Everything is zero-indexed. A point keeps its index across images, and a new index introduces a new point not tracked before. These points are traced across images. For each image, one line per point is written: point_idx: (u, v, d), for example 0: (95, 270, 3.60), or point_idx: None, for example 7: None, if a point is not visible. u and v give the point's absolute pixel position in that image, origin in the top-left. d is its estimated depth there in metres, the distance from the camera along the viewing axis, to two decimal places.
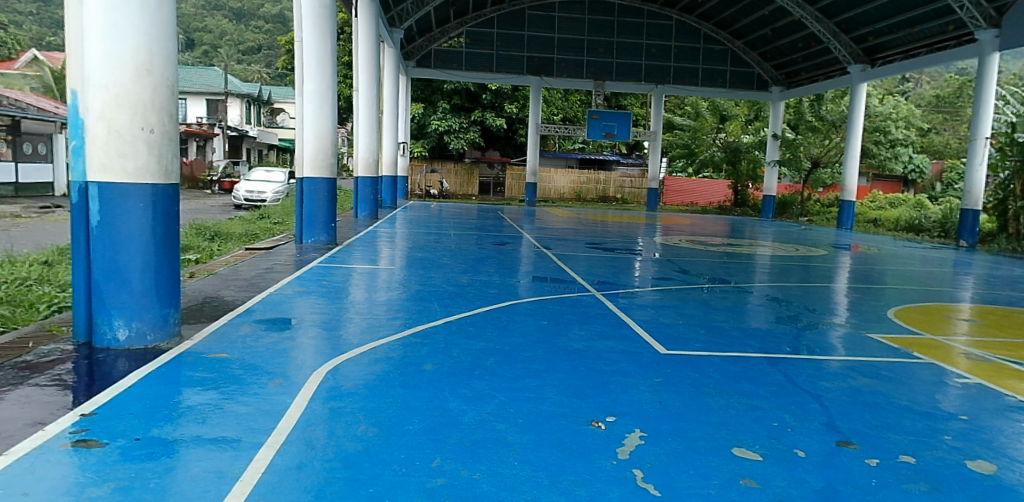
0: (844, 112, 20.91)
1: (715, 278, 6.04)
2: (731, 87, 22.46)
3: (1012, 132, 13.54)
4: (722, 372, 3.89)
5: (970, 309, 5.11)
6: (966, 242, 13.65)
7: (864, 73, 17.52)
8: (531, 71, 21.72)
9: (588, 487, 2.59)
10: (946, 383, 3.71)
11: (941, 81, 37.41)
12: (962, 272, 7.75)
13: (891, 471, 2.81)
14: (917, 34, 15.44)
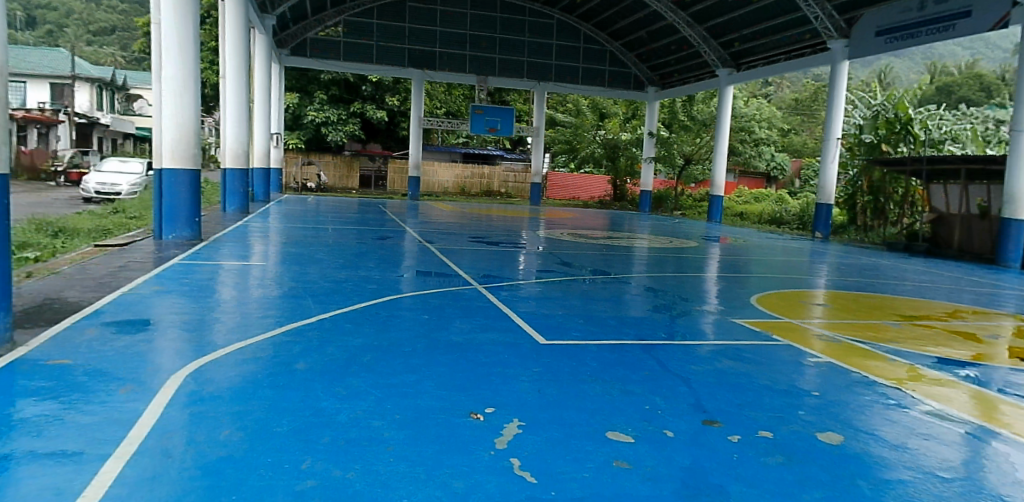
0: (712, 113, 22.51)
1: (597, 270, 6.18)
2: (611, 87, 23.25)
3: (860, 134, 15.33)
4: (598, 359, 4.00)
5: (823, 294, 5.60)
6: (821, 233, 14.90)
7: (731, 77, 18.81)
8: (412, 63, 21.39)
9: (464, 478, 2.58)
10: (802, 363, 4.02)
11: (797, 87, 41.21)
12: (816, 261, 8.48)
13: (750, 446, 3.10)
14: (778, 41, 16.79)
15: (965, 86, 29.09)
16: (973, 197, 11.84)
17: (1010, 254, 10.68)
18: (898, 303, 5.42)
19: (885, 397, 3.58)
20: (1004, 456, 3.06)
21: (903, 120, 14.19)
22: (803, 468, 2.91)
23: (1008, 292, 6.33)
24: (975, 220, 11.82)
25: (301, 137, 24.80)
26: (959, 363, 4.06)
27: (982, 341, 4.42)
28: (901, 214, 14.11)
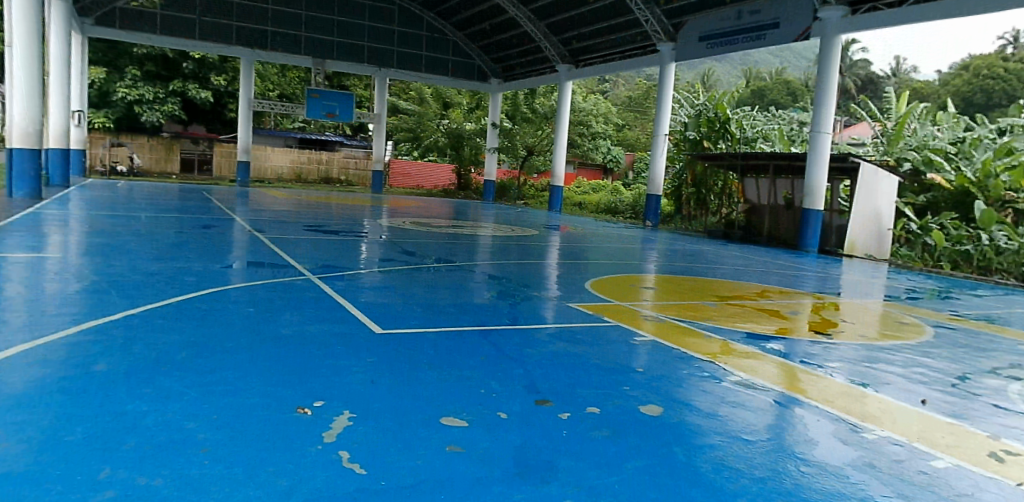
0: (552, 106, 24.21)
1: (440, 259, 6.12)
2: (454, 77, 23.55)
3: (685, 130, 16.57)
4: (435, 346, 3.94)
5: (652, 278, 5.94)
6: (650, 222, 16.12)
7: (570, 72, 19.75)
8: (241, 42, 20.36)
9: (289, 475, 2.40)
10: (630, 342, 4.23)
11: (631, 85, 44.20)
12: (648, 248, 9.03)
13: (579, 423, 3.19)
14: (613, 41, 17.72)
15: (775, 91, 32.63)
16: (780, 189, 13.34)
17: (808, 240, 12.12)
18: (716, 285, 5.87)
19: (701, 372, 3.88)
20: (798, 420, 3.46)
21: (722, 119, 15.57)
22: (628, 440, 3.07)
23: (806, 274, 7.15)
24: (781, 210, 13.29)
25: (108, 117, 23.18)
26: (766, 337, 4.49)
27: (783, 317, 4.93)
28: (720, 205, 15.38)
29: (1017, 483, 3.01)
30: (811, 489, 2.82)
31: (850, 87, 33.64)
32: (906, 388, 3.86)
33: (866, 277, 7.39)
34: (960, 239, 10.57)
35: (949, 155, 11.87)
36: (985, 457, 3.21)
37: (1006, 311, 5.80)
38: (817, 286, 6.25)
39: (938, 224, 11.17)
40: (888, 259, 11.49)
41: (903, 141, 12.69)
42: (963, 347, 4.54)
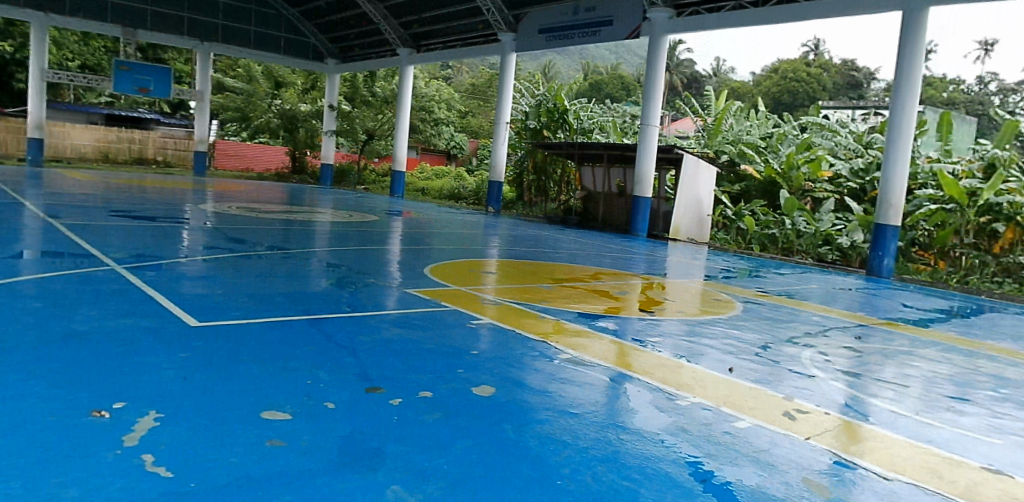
0: (394, 90, 23.86)
1: (272, 247, 5.81)
2: (286, 54, 22.48)
3: (526, 119, 17.45)
4: (259, 338, 3.70)
5: (492, 262, 6.04)
6: (493, 209, 16.71)
7: (411, 57, 19.51)
8: (31, 3, 18.29)
9: (79, 485, 2.13)
10: (465, 325, 4.26)
11: (474, 73, 44.76)
12: (489, 233, 9.22)
13: (410, 407, 3.13)
14: (454, 28, 17.94)
15: (610, 84, 34.20)
16: (613, 178, 14.29)
17: (638, 224, 12.93)
18: (552, 267, 6.10)
19: (533, 351, 3.98)
20: (622, 391, 3.64)
21: (560, 110, 16.47)
22: (459, 421, 3.07)
23: (637, 256, 7.62)
24: (614, 197, 14.30)
25: None
26: (597, 316, 4.71)
27: (613, 296, 5.20)
28: (560, 191, 16.49)
29: (805, 438, 3.40)
30: (630, 455, 2.98)
31: (676, 84, 36.24)
32: (719, 358, 4.22)
33: (688, 259, 8.02)
34: (767, 224, 11.83)
35: (760, 149, 13.28)
36: (780, 416, 3.59)
37: (803, 287, 6.55)
38: (646, 267, 6.68)
39: (750, 211, 12.46)
40: (708, 241, 12.71)
41: (721, 135, 13.82)
42: (767, 319, 5.06)
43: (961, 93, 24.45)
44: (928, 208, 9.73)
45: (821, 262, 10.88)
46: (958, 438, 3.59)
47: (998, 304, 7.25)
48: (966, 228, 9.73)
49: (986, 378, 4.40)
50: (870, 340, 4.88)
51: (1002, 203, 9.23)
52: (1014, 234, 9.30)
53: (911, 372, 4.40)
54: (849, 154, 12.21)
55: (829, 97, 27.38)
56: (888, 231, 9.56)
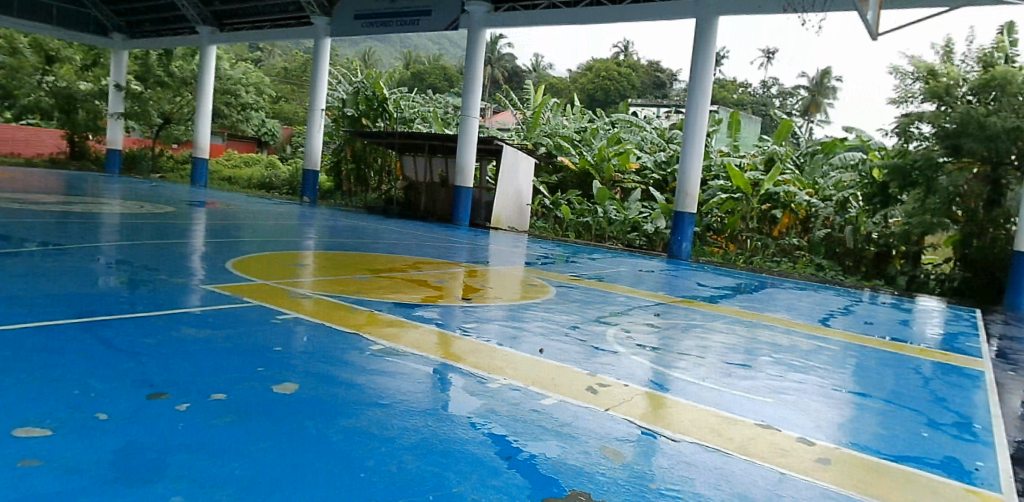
0: (194, 71, 22.11)
1: (40, 243, 5.14)
2: (59, 25, 19.88)
3: (343, 108, 17.13)
4: (16, 347, 3.22)
5: (306, 255, 5.83)
6: (309, 199, 16.31)
7: (212, 36, 18.33)
8: None
9: None
10: (268, 321, 4.04)
11: (287, 54, 42.35)
12: (305, 225, 8.93)
13: (199, 411, 2.88)
14: (262, 8, 17.19)
15: (433, 74, 31.63)
16: (435, 168, 14.37)
17: (461, 215, 13.24)
18: (368, 259, 6.03)
19: (342, 344, 3.86)
20: (433, 379, 3.63)
21: (379, 98, 16.22)
22: (256, 421, 2.88)
23: (460, 246, 7.76)
24: (437, 187, 14.42)
25: None
26: (413, 305, 4.73)
27: (430, 286, 5.26)
28: (380, 181, 16.25)
29: (604, 410, 3.62)
30: (437, 441, 2.98)
31: (498, 77, 35.49)
32: (531, 341, 4.40)
33: (508, 247, 8.30)
34: (581, 213, 12.58)
35: (575, 142, 14.17)
36: (584, 391, 3.78)
37: (613, 270, 7.03)
38: (469, 256, 6.81)
39: (566, 200, 13.21)
40: (527, 230, 13.49)
41: (539, 128, 14.48)
42: (577, 301, 5.36)
43: (747, 96, 27.37)
44: (719, 198, 10.72)
45: (630, 247, 11.81)
46: (735, 399, 4.03)
47: (775, 280, 8.26)
48: (751, 214, 10.85)
49: (760, 346, 5.00)
50: (668, 316, 5.35)
51: (779, 193, 10.53)
52: (788, 220, 10.67)
53: (699, 342, 4.89)
54: (654, 149, 13.15)
55: (638, 95, 28.99)
56: (685, 218, 10.53)
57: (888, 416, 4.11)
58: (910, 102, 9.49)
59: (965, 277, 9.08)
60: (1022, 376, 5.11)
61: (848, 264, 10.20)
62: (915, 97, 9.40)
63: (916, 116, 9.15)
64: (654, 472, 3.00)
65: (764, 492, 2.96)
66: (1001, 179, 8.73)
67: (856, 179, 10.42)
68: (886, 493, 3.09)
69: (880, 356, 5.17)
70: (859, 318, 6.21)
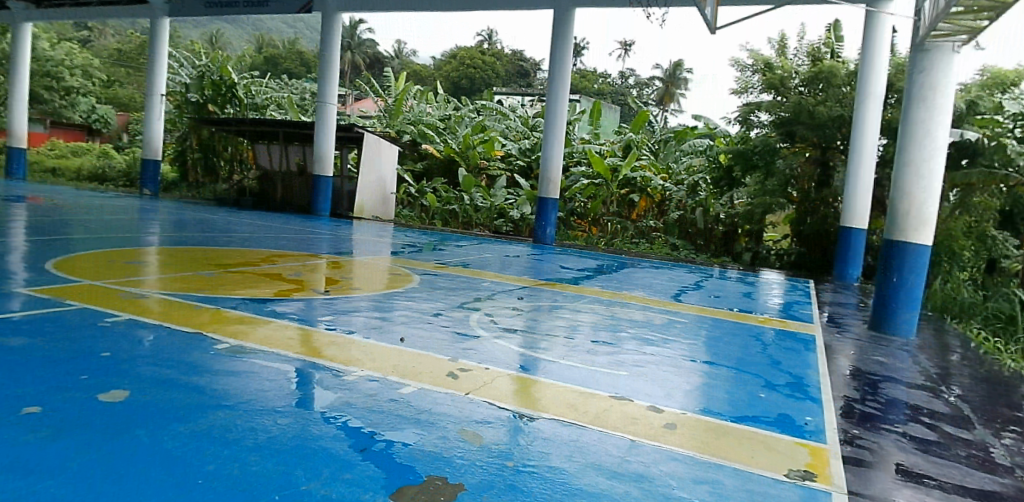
0: (6, 51, 19.88)
1: None
2: None
3: (186, 92, 15.93)
4: None
5: (147, 252, 5.45)
6: (149, 190, 15.43)
7: (27, 12, 16.56)
8: None
9: None
10: (96, 324, 3.74)
11: (121, 31, 38.33)
12: (147, 219, 8.36)
13: (9, 427, 2.61)
14: None
15: (288, 59, 28.39)
16: (292, 156, 13.79)
17: (320, 205, 12.95)
18: (218, 254, 5.75)
19: (183, 346, 3.63)
20: (284, 376, 3.51)
21: (227, 84, 15.50)
22: (77, 434, 2.64)
23: (321, 237, 7.59)
24: (295, 177, 13.85)
25: None
26: (267, 300, 4.58)
27: (286, 279, 5.13)
28: (231, 170, 15.35)
29: (464, 394, 3.66)
30: (287, 439, 2.88)
31: (359, 63, 32.68)
32: (388, 329, 4.38)
33: (372, 237, 8.22)
34: (448, 201, 12.86)
35: (439, 130, 14.06)
36: (444, 377, 3.81)
37: (478, 256, 7.20)
38: (332, 249, 6.66)
39: (431, 188, 13.30)
40: (394, 218, 13.28)
41: (403, 115, 14.36)
42: (443, 288, 5.41)
43: (607, 86, 28.51)
44: (583, 182, 11.47)
45: (497, 233, 12.35)
46: (593, 374, 4.22)
47: (634, 260, 8.73)
48: (611, 198, 11.66)
49: (618, 323, 5.27)
50: (530, 299, 5.52)
51: (636, 178, 11.28)
52: (645, 204, 11.53)
53: (560, 323, 5.08)
54: (518, 136, 13.53)
55: (503, 83, 28.71)
56: (548, 203, 10.86)
57: (729, 381, 4.47)
58: (749, 92, 10.48)
59: (802, 251, 10.02)
60: (846, 337, 5.73)
61: (699, 243, 10.92)
62: (755, 87, 10.36)
63: (755, 106, 10.01)
64: (511, 450, 3.08)
65: (615, 459, 3.13)
66: (829, 161, 9.61)
67: (706, 164, 11.14)
68: (725, 452, 3.37)
69: (723, 326, 5.61)
70: (708, 292, 6.70)
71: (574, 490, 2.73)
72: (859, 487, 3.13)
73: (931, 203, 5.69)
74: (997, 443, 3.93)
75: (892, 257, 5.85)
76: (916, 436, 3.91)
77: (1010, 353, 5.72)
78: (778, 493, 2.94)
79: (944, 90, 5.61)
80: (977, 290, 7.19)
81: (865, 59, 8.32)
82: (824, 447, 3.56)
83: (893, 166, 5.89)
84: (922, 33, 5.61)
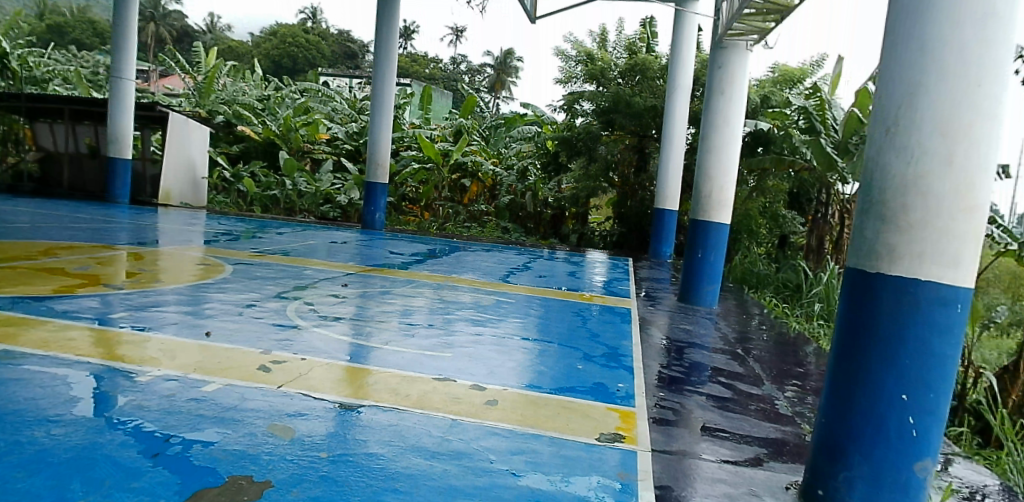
0: None
1: None
2: None
3: None
4: None
5: None
6: None
7: None
8: None
9: None
10: None
11: None
12: None
13: None
14: None
15: (78, 29, 24.63)
16: (81, 137, 12.67)
17: (118, 190, 11.72)
18: None
19: None
20: (62, 382, 3.15)
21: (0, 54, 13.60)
22: None
23: (119, 227, 6.96)
24: (84, 159, 12.74)
25: None
26: (45, 298, 4.13)
27: (69, 274, 4.65)
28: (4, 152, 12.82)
29: (276, 387, 3.50)
30: (62, 450, 2.59)
31: (166, 36, 29.65)
32: (193, 325, 4.13)
33: (180, 225, 7.67)
34: (268, 186, 12.20)
35: (257, 111, 13.37)
36: (255, 371, 3.63)
37: (298, 244, 7.18)
38: (132, 240, 6.10)
39: (249, 172, 12.62)
40: (206, 205, 12.44)
41: (215, 94, 13.55)
42: (260, 279, 5.26)
43: (438, 71, 28.66)
44: (414, 167, 11.17)
45: (324, 219, 12.14)
46: (418, 358, 4.23)
47: (467, 244, 8.89)
48: (443, 183, 11.68)
49: (446, 306, 5.36)
50: (355, 286, 5.52)
51: (467, 164, 11.41)
52: (476, 189, 11.82)
53: (386, 308, 5.07)
54: (345, 120, 13.51)
55: (328, 64, 27.48)
56: (377, 187, 10.68)
57: (550, 356, 4.69)
58: (572, 82, 10.87)
59: (623, 232, 10.79)
60: (658, 309, 6.26)
61: (530, 226, 11.64)
62: (578, 77, 10.77)
63: (578, 95, 10.45)
64: (326, 441, 2.99)
65: (434, 440, 3.16)
66: (646, 148, 10.49)
67: (533, 149, 11.90)
68: (543, 422, 3.53)
69: (548, 304, 5.89)
70: (536, 273, 7.02)
71: (390, 475, 2.73)
72: (662, 444, 3.42)
73: (729, 188, 6.34)
74: (779, 396, 4.48)
75: (697, 235, 6.44)
76: (714, 395, 4.35)
77: (795, 316, 6.53)
78: (588, 456, 3.14)
79: (740, 85, 6.20)
80: (770, 263, 8.19)
81: (675, 54, 9.01)
82: (632, 410, 3.86)
83: (698, 151, 6.38)
84: (721, 31, 6.11)
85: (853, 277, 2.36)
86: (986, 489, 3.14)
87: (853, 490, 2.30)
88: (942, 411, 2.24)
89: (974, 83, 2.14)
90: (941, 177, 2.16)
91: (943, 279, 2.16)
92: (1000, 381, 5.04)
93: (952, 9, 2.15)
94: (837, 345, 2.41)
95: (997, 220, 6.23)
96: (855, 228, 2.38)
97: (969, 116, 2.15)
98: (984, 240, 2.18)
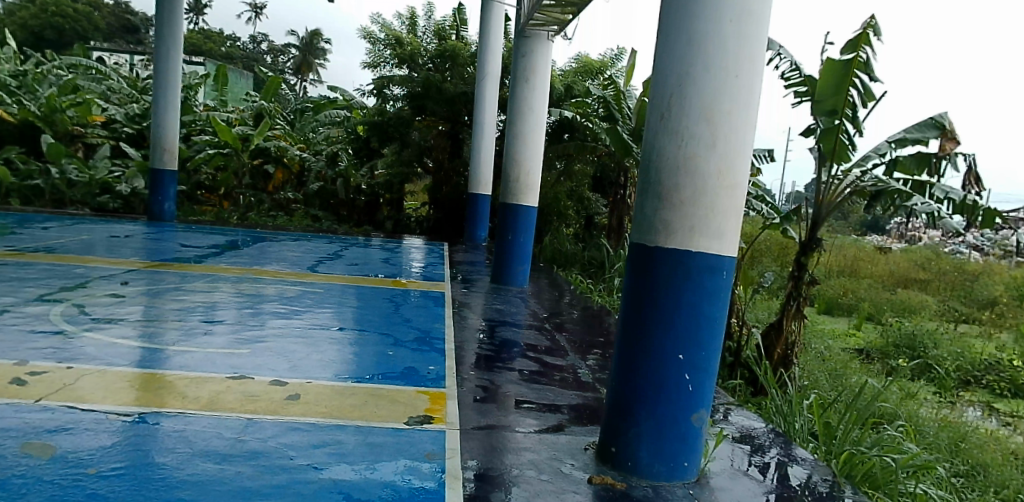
0: None
1: None
2: None
3: None
4: None
5: None
6: None
7: None
8: None
9: None
10: None
11: None
12: None
13: None
14: None
15: None
16: None
17: None
18: None
19: None
20: None
21: None
22: None
23: None
24: None
25: None
26: None
27: None
28: None
29: (32, 401, 3.08)
30: None
31: None
32: None
33: None
34: (29, 174, 10.76)
35: (11, 89, 11.48)
36: (5, 386, 3.19)
37: (63, 239, 6.48)
38: None
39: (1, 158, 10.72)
40: None
41: None
42: (14, 283, 4.72)
43: (235, 50, 26.99)
44: (209, 153, 10.33)
45: (101, 212, 11.00)
46: (210, 357, 3.96)
47: (272, 234, 8.51)
48: (243, 170, 11.00)
49: (252, 301, 5.13)
50: (137, 283, 5.14)
51: (269, 148, 10.92)
52: (281, 175, 11.32)
53: (178, 306, 4.75)
54: (124, 100, 12.41)
55: (99, 37, 24.43)
56: (165, 176, 9.83)
57: (360, 345, 4.62)
58: (381, 66, 10.83)
59: (438, 217, 11.15)
60: (471, 290, 6.50)
61: (343, 213, 11.49)
62: (388, 61, 10.73)
63: (388, 79, 10.45)
64: (96, 455, 2.64)
65: (226, 442, 2.90)
66: (459, 134, 10.71)
67: (343, 134, 11.67)
68: (349, 412, 3.41)
69: (359, 292, 5.85)
70: (346, 261, 6.98)
71: (172, 485, 2.45)
72: (470, 421, 3.48)
73: (535, 173, 6.70)
74: (581, 365, 4.84)
75: (508, 218, 6.71)
76: (523, 371, 4.55)
77: (598, 291, 7.11)
78: (396, 440, 3.09)
79: (542, 73, 6.49)
80: (577, 243, 8.89)
81: (484, 42, 9.19)
82: (442, 392, 3.92)
83: (507, 137, 6.64)
84: (524, 21, 6.32)
85: (635, 253, 2.61)
86: (753, 431, 3.67)
87: (642, 445, 2.63)
88: (711, 366, 2.61)
89: (733, 75, 2.44)
90: (707, 160, 2.46)
91: (711, 251, 2.48)
92: (767, 339, 5.52)
93: (717, 7, 2.41)
94: (625, 317, 2.66)
95: (766, 199, 7.17)
96: (636, 206, 2.62)
97: (729, 105, 2.45)
98: (742, 216, 2.54)
